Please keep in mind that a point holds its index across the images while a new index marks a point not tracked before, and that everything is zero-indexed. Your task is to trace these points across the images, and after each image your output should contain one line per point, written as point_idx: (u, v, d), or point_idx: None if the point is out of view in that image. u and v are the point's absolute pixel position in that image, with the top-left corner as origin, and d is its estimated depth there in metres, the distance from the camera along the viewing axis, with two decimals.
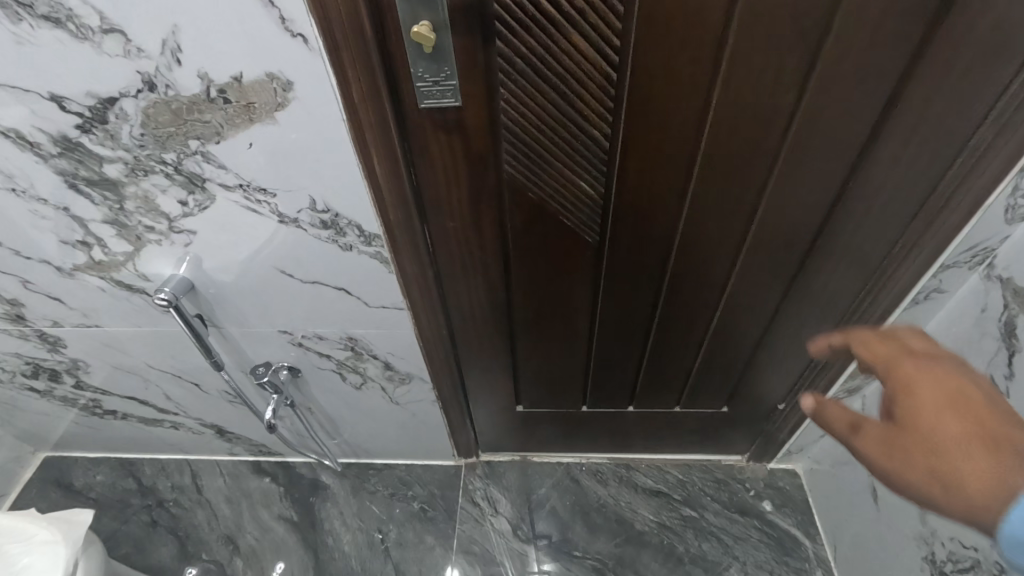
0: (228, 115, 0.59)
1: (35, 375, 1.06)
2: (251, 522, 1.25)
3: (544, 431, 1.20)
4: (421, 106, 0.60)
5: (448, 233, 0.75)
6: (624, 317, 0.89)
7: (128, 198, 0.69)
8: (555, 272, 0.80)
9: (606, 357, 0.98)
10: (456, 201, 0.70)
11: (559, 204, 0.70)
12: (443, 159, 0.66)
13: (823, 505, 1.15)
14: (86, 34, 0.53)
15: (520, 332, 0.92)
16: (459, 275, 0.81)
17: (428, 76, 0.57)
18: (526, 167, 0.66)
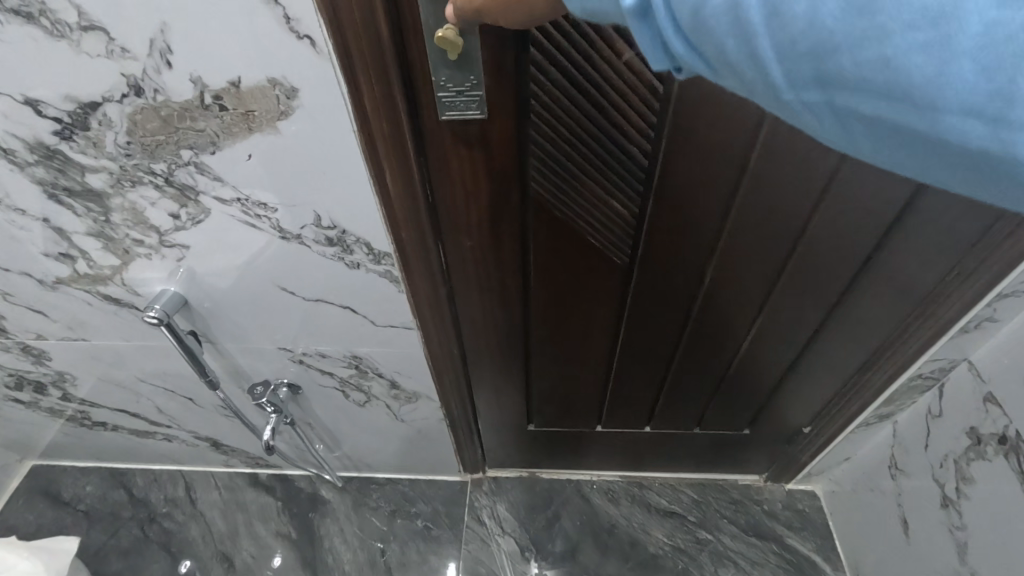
0: (224, 123, 0.53)
1: (19, 387, 1.00)
2: (248, 538, 1.20)
3: (556, 450, 1.15)
4: (442, 118, 0.54)
5: (464, 253, 0.69)
6: (649, 338, 0.84)
7: (114, 210, 0.63)
8: (578, 294, 0.75)
9: (625, 379, 0.93)
10: (475, 220, 0.65)
11: (587, 223, 0.65)
12: (462, 175, 0.60)
13: (845, 530, 1.11)
14: (62, 31, 0.46)
15: (535, 353, 0.87)
16: (473, 296, 0.76)
17: (451, 85, 0.51)
18: (554, 184, 0.61)
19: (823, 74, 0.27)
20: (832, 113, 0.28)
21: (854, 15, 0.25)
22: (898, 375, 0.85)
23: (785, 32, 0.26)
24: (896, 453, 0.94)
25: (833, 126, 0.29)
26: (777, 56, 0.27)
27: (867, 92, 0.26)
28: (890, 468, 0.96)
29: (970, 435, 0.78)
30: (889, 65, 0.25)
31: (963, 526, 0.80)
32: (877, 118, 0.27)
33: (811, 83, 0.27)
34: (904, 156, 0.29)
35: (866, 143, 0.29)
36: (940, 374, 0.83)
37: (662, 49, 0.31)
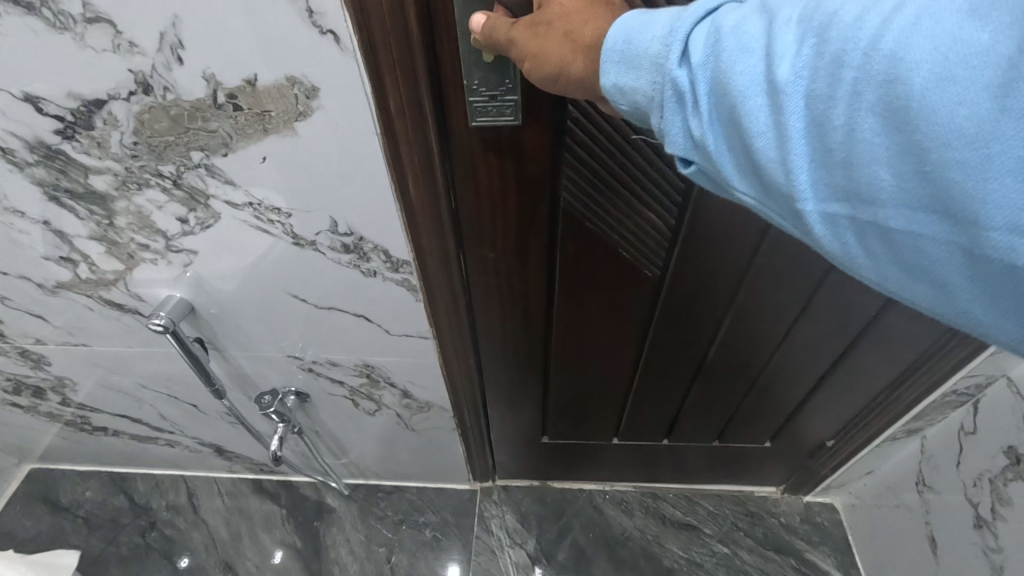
0: (238, 124, 0.50)
1: (18, 392, 0.97)
2: (252, 547, 1.17)
3: (569, 461, 1.12)
4: (472, 123, 0.51)
5: (487, 264, 0.66)
6: (676, 351, 0.81)
7: (119, 214, 0.60)
8: (604, 307, 0.73)
9: (647, 392, 0.90)
10: (501, 232, 0.62)
11: (619, 235, 0.63)
12: (490, 184, 0.57)
13: (867, 545, 1.08)
14: (66, 24, 0.43)
15: (556, 365, 0.84)
16: (492, 308, 0.73)
17: (484, 89, 0.48)
18: (586, 194, 0.58)
19: (855, 186, 0.26)
20: (866, 233, 0.27)
21: (894, 130, 0.25)
22: (930, 391, 0.83)
23: (818, 138, 0.27)
24: (925, 468, 0.91)
25: (865, 248, 0.28)
26: (806, 162, 0.28)
27: (903, 207, 0.26)
28: (917, 484, 0.93)
29: (1008, 454, 0.75)
30: (930, 179, 0.24)
31: (998, 549, 0.78)
32: (912, 239, 0.26)
33: (836, 196, 0.27)
34: (944, 295, 0.27)
35: (902, 273, 0.28)
36: (976, 390, 0.80)
37: (691, 142, 0.32)
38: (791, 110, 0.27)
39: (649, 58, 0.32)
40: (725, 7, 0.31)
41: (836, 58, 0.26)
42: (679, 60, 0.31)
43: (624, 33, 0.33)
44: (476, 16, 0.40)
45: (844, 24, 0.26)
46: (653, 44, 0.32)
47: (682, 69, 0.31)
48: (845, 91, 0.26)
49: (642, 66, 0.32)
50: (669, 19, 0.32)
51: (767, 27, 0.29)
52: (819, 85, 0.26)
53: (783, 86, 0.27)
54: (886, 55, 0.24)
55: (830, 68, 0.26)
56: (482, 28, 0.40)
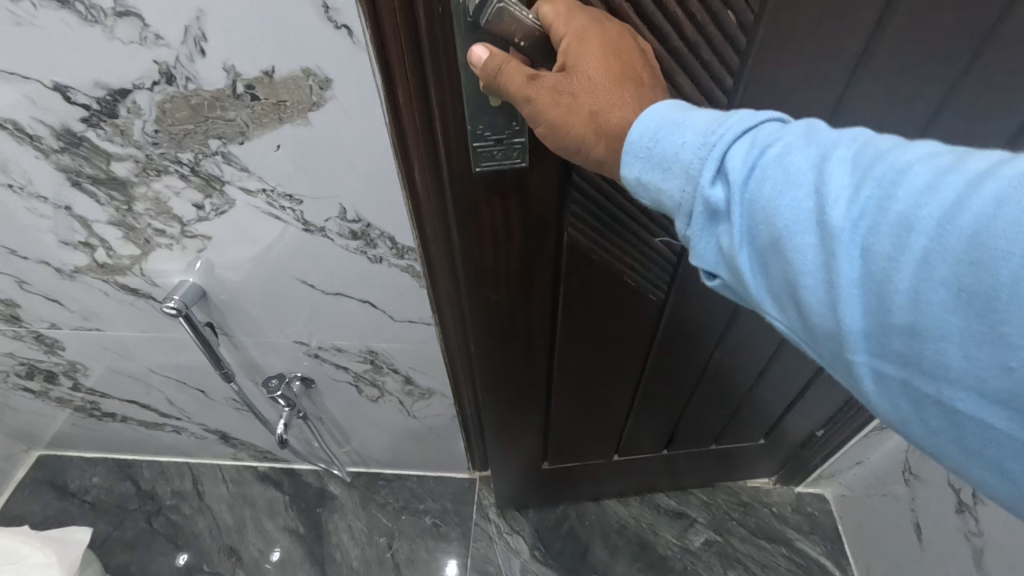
0: (254, 113, 0.53)
1: (30, 376, 1.00)
2: (255, 532, 1.20)
3: (579, 477, 1.11)
4: (473, 168, 0.52)
5: (487, 302, 0.67)
6: (674, 363, 0.84)
7: (138, 200, 0.63)
8: (608, 330, 0.76)
9: (647, 405, 0.93)
10: (503, 268, 0.63)
11: (624, 262, 0.67)
12: (493, 224, 0.58)
13: (856, 533, 1.11)
14: (96, 16, 0.46)
15: (558, 387, 0.85)
16: (491, 343, 0.73)
17: (489, 134, 0.49)
18: (593, 228, 0.62)
19: (917, 357, 0.27)
20: (919, 397, 0.28)
21: (969, 314, 0.25)
22: None
23: (878, 296, 0.28)
24: (912, 458, 0.93)
25: (916, 413, 0.29)
26: (859, 315, 0.28)
27: (969, 390, 0.26)
28: (904, 473, 0.95)
29: None
30: (1007, 373, 0.25)
31: (978, 533, 0.81)
32: (975, 421, 0.27)
33: (892, 359, 0.28)
34: (1007, 484, 0.27)
35: (955, 449, 0.28)
36: None
37: (726, 257, 0.34)
38: (843, 256, 0.28)
39: (678, 163, 0.33)
40: (766, 125, 0.33)
41: (906, 221, 0.27)
42: (713, 176, 0.33)
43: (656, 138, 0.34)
44: (477, 46, 0.41)
45: (912, 187, 0.27)
46: (691, 158, 0.33)
47: (717, 189, 0.33)
48: (913, 257, 0.26)
49: (679, 174, 0.33)
50: (706, 127, 0.33)
51: (814, 164, 0.30)
52: (872, 239, 0.27)
53: (840, 236, 0.28)
54: (959, 232, 0.25)
55: (889, 226, 0.27)
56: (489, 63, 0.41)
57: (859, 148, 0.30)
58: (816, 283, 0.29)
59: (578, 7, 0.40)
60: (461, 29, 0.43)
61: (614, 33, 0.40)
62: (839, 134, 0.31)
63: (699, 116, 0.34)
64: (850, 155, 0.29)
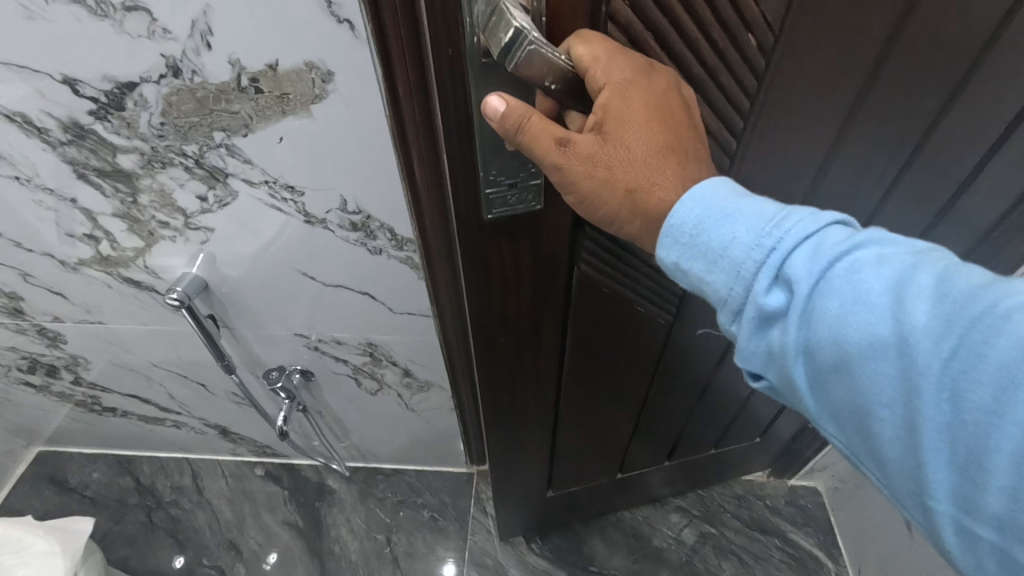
0: (259, 106, 0.54)
1: (32, 370, 1.01)
2: (255, 526, 1.21)
3: (581, 498, 1.09)
4: (486, 215, 0.50)
5: (499, 341, 0.65)
6: (676, 373, 0.85)
7: (143, 192, 0.64)
8: (616, 355, 0.76)
9: (648, 420, 0.94)
10: (514, 307, 0.61)
11: (635, 292, 0.67)
12: (504, 265, 0.56)
13: (847, 523, 1.13)
14: (106, 11, 0.47)
15: (564, 414, 0.84)
16: (500, 379, 0.71)
17: (501, 178, 0.47)
18: (604, 262, 0.61)
19: (995, 508, 0.29)
20: (990, 545, 0.30)
21: None
22: None
23: (959, 437, 0.30)
24: None
25: (984, 558, 0.31)
26: (935, 447, 0.31)
27: None
28: None
29: None
30: None
31: None
32: None
33: (962, 497, 0.31)
34: None
35: None
36: None
37: (785, 360, 0.37)
38: (926, 392, 0.31)
39: (734, 264, 0.37)
40: (834, 233, 0.35)
41: (1004, 378, 0.28)
42: (775, 285, 0.36)
43: (721, 241, 0.37)
44: (494, 99, 0.40)
45: (1008, 341, 0.28)
46: (754, 267, 0.36)
47: (781, 296, 0.36)
48: (1008, 415, 0.28)
49: (740, 279, 0.36)
50: (765, 232, 0.36)
51: (885, 286, 0.33)
52: (960, 379, 0.30)
53: (922, 374, 0.31)
54: None
55: (982, 371, 0.29)
56: (513, 112, 0.39)
57: (940, 278, 0.32)
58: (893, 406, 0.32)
59: (617, 52, 0.39)
60: (475, 70, 0.40)
61: (652, 86, 0.41)
62: (912, 257, 0.33)
63: (761, 215, 0.37)
64: (931, 285, 0.31)
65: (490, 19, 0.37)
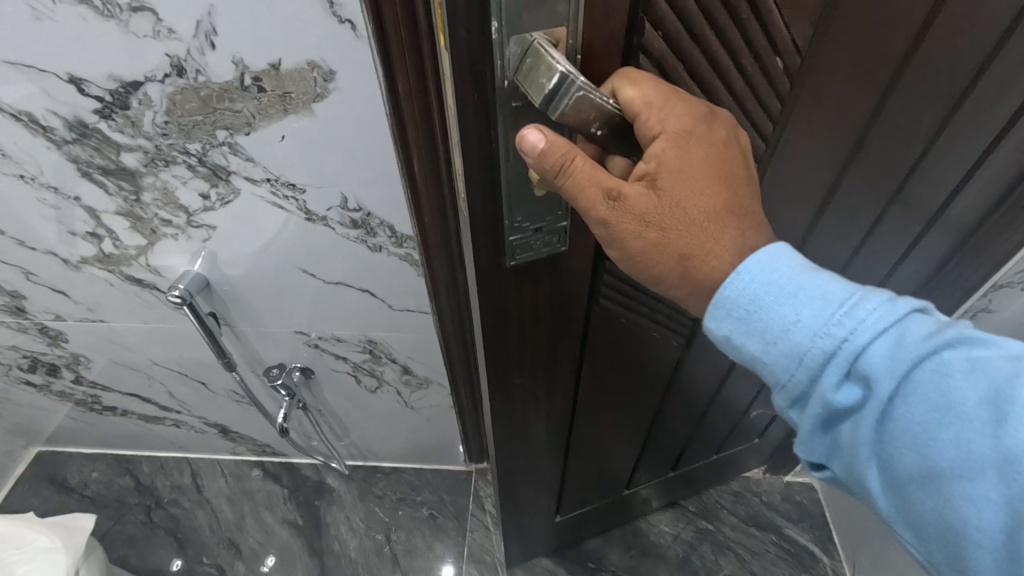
0: (261, 105, 0.55)
1: (33, 369, 1.02)
2: (255, 525, 1.22)
3: (588, 516, 1.08)
4: (510, 262, 0.48)
5: (518, 380, 0.63)
6: (684, 388, 0.85)
7: (145, 189, 0.65)
8: (628, 377, 0.76)
9: (656, 435, 0.94)
10: (532, 346, 0.59)
11: (650, 317, 0.67)
12: (524, 307, 0.53)
13: (842, 519, 1.15)
14: (112, 11, 0.48)
15: (577, 441, 0.84)
16: (516, 415, 0.69)
17: (526, 224, 0.45)
18: (622, 292, 0.60)
19: None
20: None
21: None
22: None
23: None
24: None
25: None
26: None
27: None
28: None
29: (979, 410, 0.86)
30: None
31: None
32: None
33: None
34: None
35: None
36: None
37: (860, 442, 0.39)
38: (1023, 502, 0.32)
39: (808, 349, 0.39)
40: (916, 328, 0.37)
41: None
42: (849, 372, 0.38)
43: (782, 326, 0.40)
44: (529, 130, 0.37)
45: None
46: (824, 355, 0.38)
47: (859, 384, 0.38)
48: None
49: (811, 362, 0.39)
50: (840, 319, 0.38)
51: (971, 391, 0.35)
52: None
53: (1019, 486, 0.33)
54: None
55: None
56: (556, 152, 0.38)
57: None
58: (979, 514, 0.34)
59: (671, 96, 0.39)
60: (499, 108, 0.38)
61: (710, 135, 0.41)
62: (1005, 363, 0.35)
63: (830, 299, 0.39)
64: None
65: (526, 61, 0.35)
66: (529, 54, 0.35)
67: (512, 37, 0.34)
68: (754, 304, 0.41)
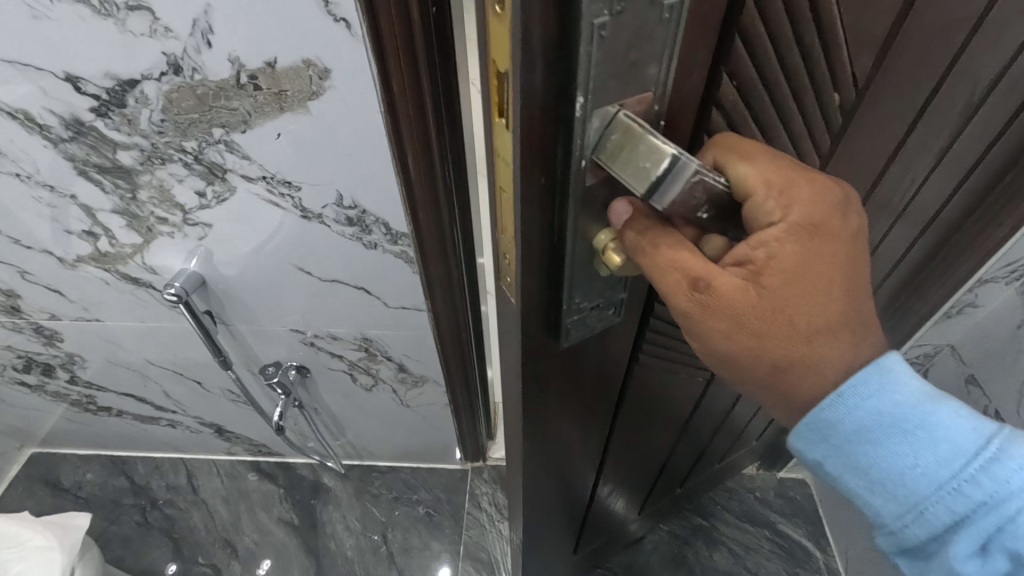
0: (257, 102, 0.56)
1: (28, 369, 1.02)
2: (251, 525, 1.22)
3: (603, 546, 1.05)
4: (561, 343, 0.45)
5: (555, 446, 0.59)
6: (704, 412, 0.83)
7: (142, 187, 0.65)
8: (656, 417, 0.73)
9: (673, 460, 0.92)
10: (570, 413, 0.56)
11: (683, 361, 0.64)
12: (567, 379, 0.50)
13: (833, 513, 1.16)
14: (109, 10, 0.49)
15: (605, 480, 0.80)
16: (551, 479, 0.65)
17: (583, 302, 0.42)
18: (662, 346, 0.58)
19: None
20: None
21: None
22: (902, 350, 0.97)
23: None
24: None
25: None
26: None
27: None
28: None
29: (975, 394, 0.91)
30: None
31: None
32: None
33: None
34: None
35: None
36: (926, 359, 1.00)
37: None
38: None
39: (928, 498, 0.41)
40: None
41: None
42: (977, 527, 0.40)
43: (896, 471, 0.41)
44: (618, 201, 0.37)
45: None
46: (947, 506, 0.40)
47: (990, 542, 0.39)
48: None
49: (928, 508, 0.41)
50: (968, 475, 0.39)
51: None
52: None
53: None
54: None
55: None
56: (632, 232, 0.37)
57: None
58: None
59: (793, 178, 0.36)
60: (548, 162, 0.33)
61: (832, 223, 0.38)
62: None
63: (962, 450, 0.40)
64: None
65: (609, 136, 0.32)
66: (614, 128, 0.32)
67: (595, 110, 0.31)
68: (862, 438, 0.41)
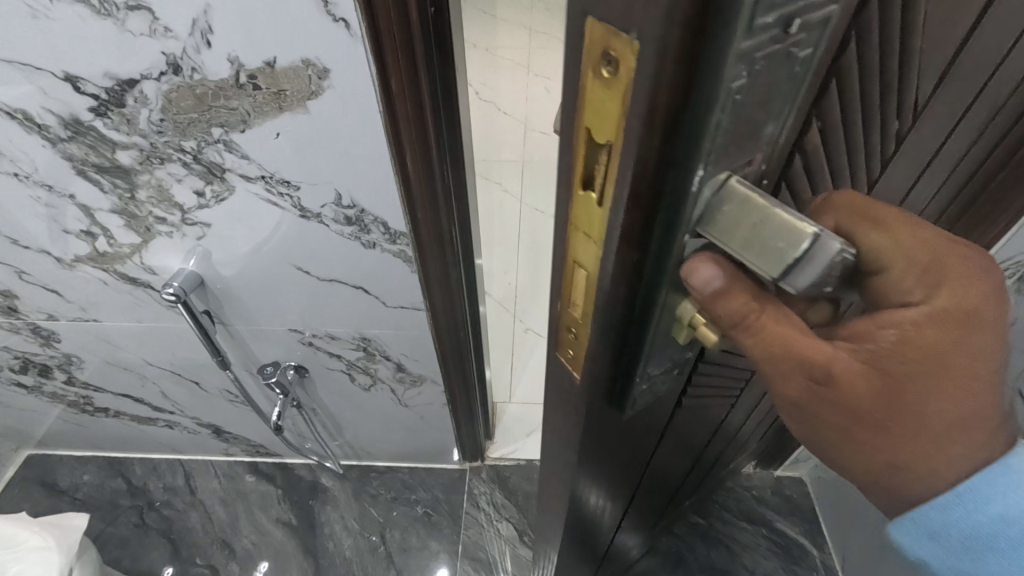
0: (256, 103, 0.56)
1: (25, 370, 1.01)
2: (249, 525, 1.22)
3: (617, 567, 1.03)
4: (624, 410, 0.39)
5: (595, 500, 0.55)
6: (722, 432, 0.81)
7: (140, 187, 0.66)
8: (684, 447, 0.69)
9: (690, 477, 0.90)
10: (615, 468, 0.51)
11: (718, 393, 0.60)
12: (619, 439, 0.45)
13: (830, 511, 1.17)
14: (109, 10, 0.49)
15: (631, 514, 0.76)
16: (584, 526, 0.61)
17: (654, 369, 0.36)
18: (705, 384, 0.53)
19: None
20: None
21: None
22: None
23: None
24: None
25: None
26: None
27: None
28: None
29: None
30: None
31: None
32: None
33: None
34: None
35: None
36: None
37: None
38: None
39: None
40: None
41: None
42: None
43: None
44: (701, 265, 0.28)
45: None
46: None
47: None
48: None
49: None
50: None
51: None
52: None
53: None
54: None
55: None
56: (728, 307, 0.30)
57: None
58: None
59: (937, 262, 0.33)
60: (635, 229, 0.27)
61: (979, 318, 0.33)
62: None
63: None
64: None
65: (719, 210, 0.25)
66: (726, 199, 0.25)
67: (709, 179, 0.24)
68: (982, 544, 0.36)
